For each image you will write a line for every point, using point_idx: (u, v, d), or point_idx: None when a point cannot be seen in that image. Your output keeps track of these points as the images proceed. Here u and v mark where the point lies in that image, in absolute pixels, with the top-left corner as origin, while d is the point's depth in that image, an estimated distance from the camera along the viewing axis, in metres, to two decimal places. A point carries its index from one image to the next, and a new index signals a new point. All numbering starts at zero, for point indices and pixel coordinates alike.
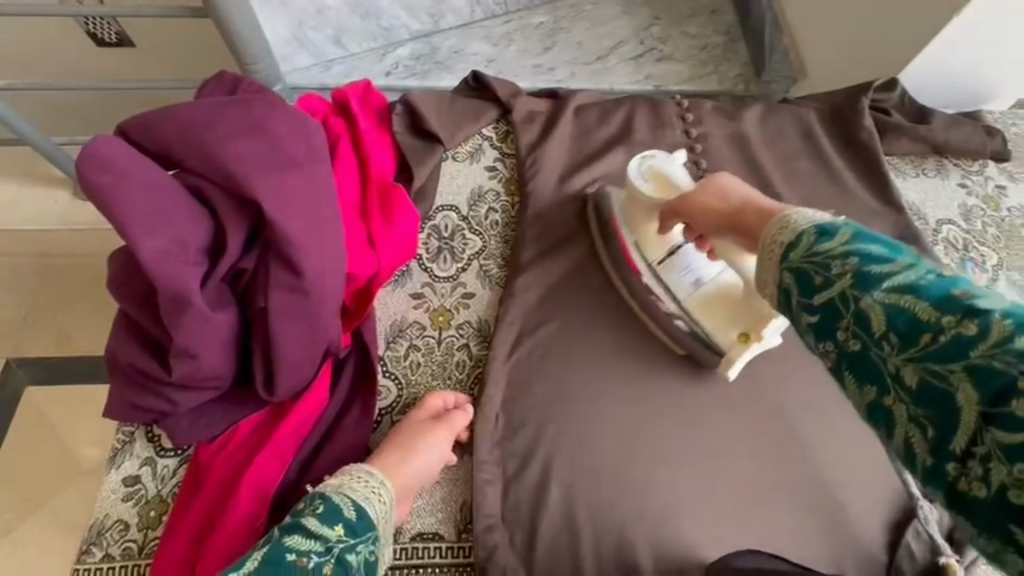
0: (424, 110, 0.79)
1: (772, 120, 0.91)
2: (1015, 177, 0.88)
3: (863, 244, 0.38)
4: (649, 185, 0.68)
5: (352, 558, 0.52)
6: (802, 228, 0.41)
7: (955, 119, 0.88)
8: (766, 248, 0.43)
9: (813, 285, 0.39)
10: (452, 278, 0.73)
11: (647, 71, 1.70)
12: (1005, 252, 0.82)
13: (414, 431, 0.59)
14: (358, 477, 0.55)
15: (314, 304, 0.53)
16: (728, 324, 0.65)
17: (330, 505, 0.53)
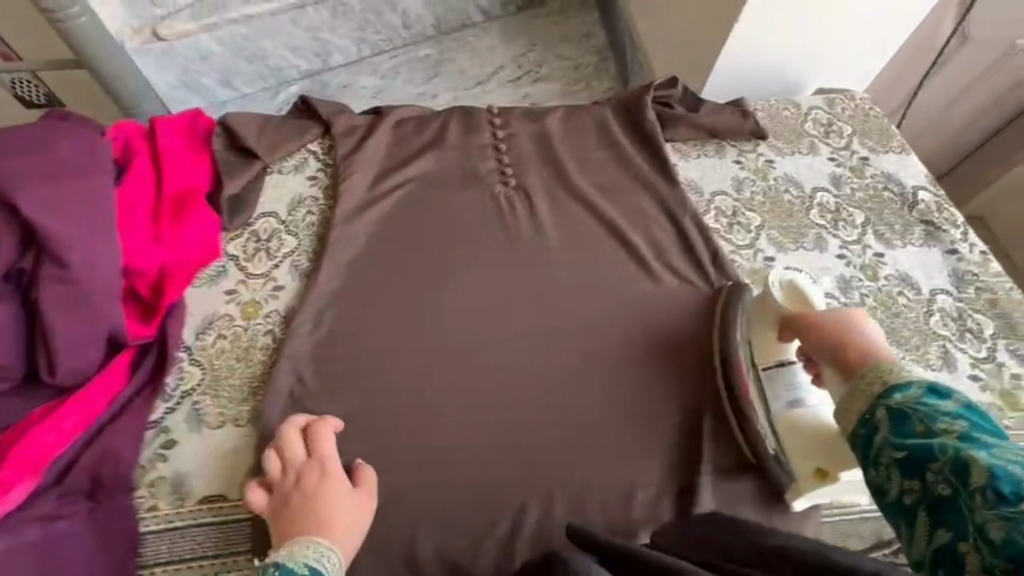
0: (240, 130, 0.88)
1: (573, 120, 1.03)
2: (780, 151, 1.02)
3: (973, 407, 0.46)
4: (785, 299, 0.75)
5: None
6: (895, 384, 0.51)
7: (720, 107, 1.02)
8: (864, 379, 0.54)
9: (915, 432, 0.46)
10: (264, 274, 0.81)
11: (524, 92, 1.84)
12: (769, 214, 0.94)
13: (330, 490, 0.60)
14: (305, 544, 0.54)
15: (84, 292, 0.64)
16: (806, 457, 0.71)
17: (283, 569, 0.51)
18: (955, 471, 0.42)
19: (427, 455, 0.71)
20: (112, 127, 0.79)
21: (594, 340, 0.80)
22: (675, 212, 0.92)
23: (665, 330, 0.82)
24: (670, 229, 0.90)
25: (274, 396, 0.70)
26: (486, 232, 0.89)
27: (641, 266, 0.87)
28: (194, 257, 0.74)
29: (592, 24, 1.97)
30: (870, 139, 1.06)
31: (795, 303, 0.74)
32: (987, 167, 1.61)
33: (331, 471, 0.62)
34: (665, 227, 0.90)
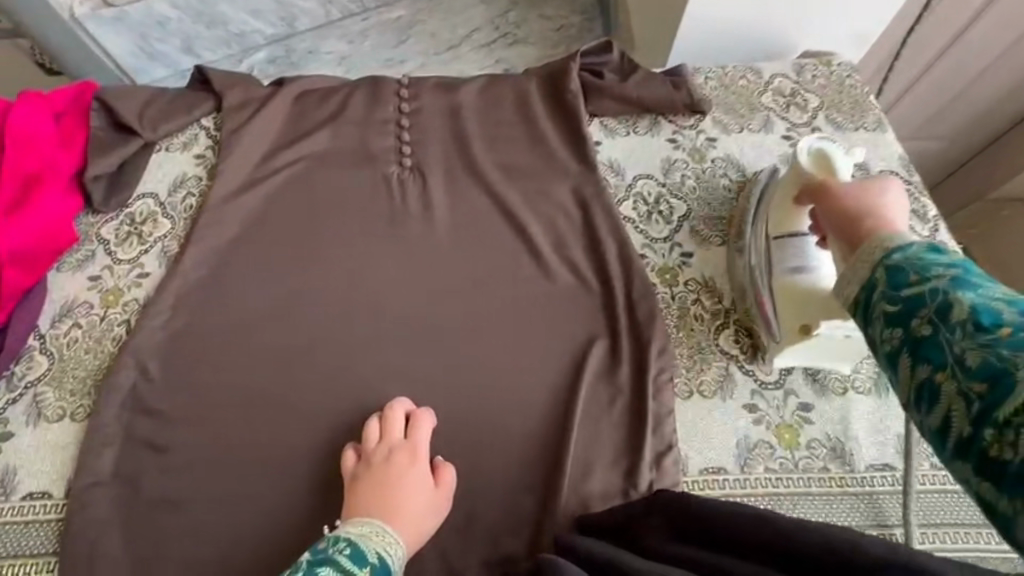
0: (117, 104, 0.83)
1: (490, 91, 0.92)
2: (726, 127, 0.88)
3: (947, 258, 0.43)
4: (813, 164, 0.68)
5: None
6: (893, 245, 0.46)
7: (657, 77, 0.88)
8: (867, 250, 0.47)
9: (905, 283, 0.43)
10: (132, 260, 0.78)
11: (498, 57, 1.71)
12: (698, 203, 0.82)
13: (412, 484, 0.61)
14: (377, 531, 0.57)
15: None
16: (792, 314, 0.66)
17: (356, 550, 0.54)
18: (942, 312, 0.39)
19: (267, 460, 0.66)
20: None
21: (469, 341, 0.73)
22: (585, 198, 0.81)
23: (550, 332, 0.73)
24: (575, 217, 0.80)
25: (113, 391, 0.67)
26: (372, 218, 0.82)
27: (535, 259, 0.78)
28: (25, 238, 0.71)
29: None
30: (839, 115, 0.90)
31: (822, 168, 0.67)
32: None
33: (414, 452, 0.63)
34: (570, 215, 0.80)
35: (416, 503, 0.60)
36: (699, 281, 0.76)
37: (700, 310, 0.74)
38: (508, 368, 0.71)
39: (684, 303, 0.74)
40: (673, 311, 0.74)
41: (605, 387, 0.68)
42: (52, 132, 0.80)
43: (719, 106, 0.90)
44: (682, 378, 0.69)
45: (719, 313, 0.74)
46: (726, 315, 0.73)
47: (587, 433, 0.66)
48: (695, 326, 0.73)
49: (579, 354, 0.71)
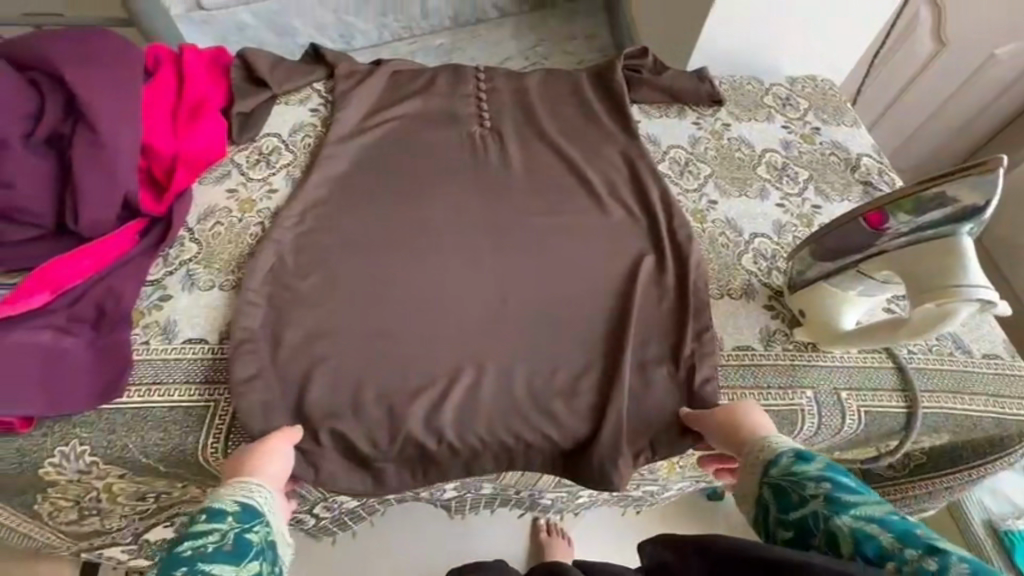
0: (255, 63, 1.02)
1: (551, 81, 1.14)
2: (738, 118, 1.11)
3: (821, 471, 0.62)
4: (924, 309, 0.67)
5: (251, 536, 0.59)
6: (772, 457, 0.67)
7: (685, 75, 1.12)
8: (752, 462, 0.68)
9: (791, 504, 0.62)
10: (263, 180, 0.93)
11: None
12: (720, 168, 1.03)
13: (250, 451, 0.68)
14: (235, 486, 0.63)
15: (110, 156, 0.74)
16: (806, 302, 0.79)
17: (212, 510, 0.59)
18: (830, 538, 0.57)
19: (380, 327, 0.79)
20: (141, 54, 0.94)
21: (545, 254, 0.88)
22: (632, 159, 1.01)
23: (609, 249, 0.89)
24: (623, 171, 1.00)
25: (255, 269, 0.81)
26: (458, 162, 1.00)
27: (593, 197, 0.96)
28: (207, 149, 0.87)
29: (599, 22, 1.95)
30: (824, 113, 1.15)
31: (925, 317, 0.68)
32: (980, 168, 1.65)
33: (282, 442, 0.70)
34: (619, 169, 1.00)
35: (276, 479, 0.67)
36: (723, 221, 0.95)
37: (726, 241, 0.93)
38: (578, 271, 0.87)
39: (713, 235, 0.93)
40: (705, 240, 0.93)
41: (655, 288, 0.85)
42: (207, 77, 0.98)
43: (732, 102, 1.13)
44: (716, 286, 0.87)
45: (741, 243, 0.93)
46: (745, 245, 0.92)
47: (642, 320, 0.83)
48: (722, 251, 0.91)
49: (636, 266, 0.88)
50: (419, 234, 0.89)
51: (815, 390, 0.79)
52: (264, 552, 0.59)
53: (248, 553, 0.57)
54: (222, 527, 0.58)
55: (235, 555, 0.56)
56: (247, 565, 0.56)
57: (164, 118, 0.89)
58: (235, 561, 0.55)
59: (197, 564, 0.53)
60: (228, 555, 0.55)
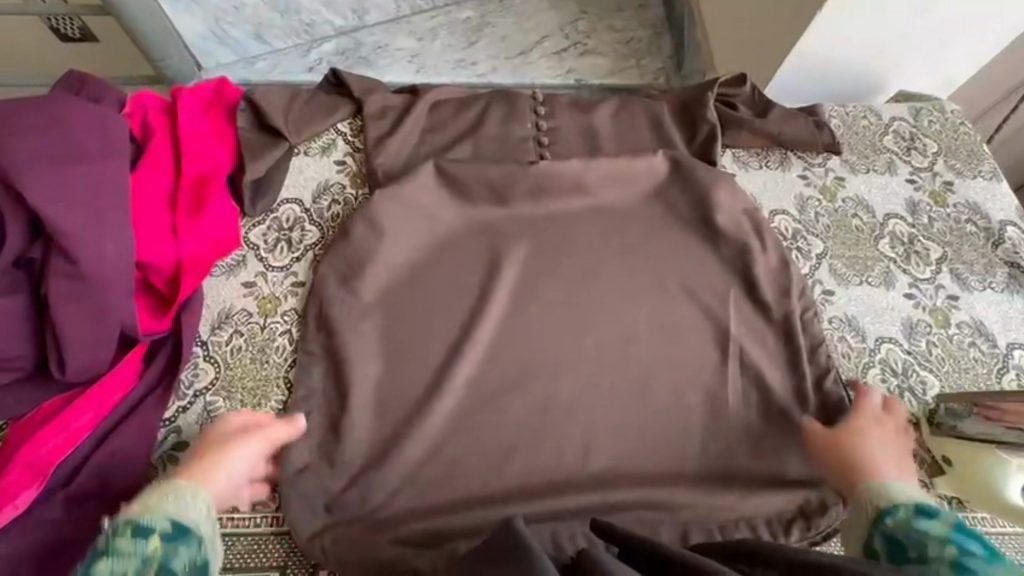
0: (267, 104, 0.82)
1: (624, 114, 0.93)
2: (853, 168, 0.91)
3: (962, 539, 0.49)
4: None
5: (177, 563, 0.49)
6: (920, 508, 0.52)
7: (792, 114, 0.91)
8: (860, 507, 0.56)
9: (909, 559, 0.50)
10: (285, 267, 0.76)
11: (569, 65, 1.46)
12: (834, 241, 0.85)
13: (218, 441, 0.60)
14: (163, 496, 0.53)
15: (95, 287, 0.61)
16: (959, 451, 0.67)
17: (110, 548, 0.49)
18: None
19: (440, 473, 0.66)
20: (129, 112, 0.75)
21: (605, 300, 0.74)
22: (743, 226, 0.80)
23: (711, 363, 0.73)
24: (732, 242, 0.80)
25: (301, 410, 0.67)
26: (520, 234, 0.80)
27: (693, 291, 0.77)
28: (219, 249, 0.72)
29: None
30: (956, 161, 0.94)
31: None
32: None
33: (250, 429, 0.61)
34: (729, 246, 0.80)
35: (224, 480, 0.58)
36: (843, 319, 0.79)
37: (846, 349, 0.77)
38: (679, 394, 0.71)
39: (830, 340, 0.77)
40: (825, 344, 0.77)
41: (764, 420, 0.71)
42: (215, 133, 0.79)
43: (846, 145, 0.93)
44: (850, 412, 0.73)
45: (866, 352, 0.77)
46: (870, 354, 0.76)
47: (755, 462, 0.68)
48: (844, 366, 0.76)
49: (746, 387, 0.72)
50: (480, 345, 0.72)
51: None
52: None
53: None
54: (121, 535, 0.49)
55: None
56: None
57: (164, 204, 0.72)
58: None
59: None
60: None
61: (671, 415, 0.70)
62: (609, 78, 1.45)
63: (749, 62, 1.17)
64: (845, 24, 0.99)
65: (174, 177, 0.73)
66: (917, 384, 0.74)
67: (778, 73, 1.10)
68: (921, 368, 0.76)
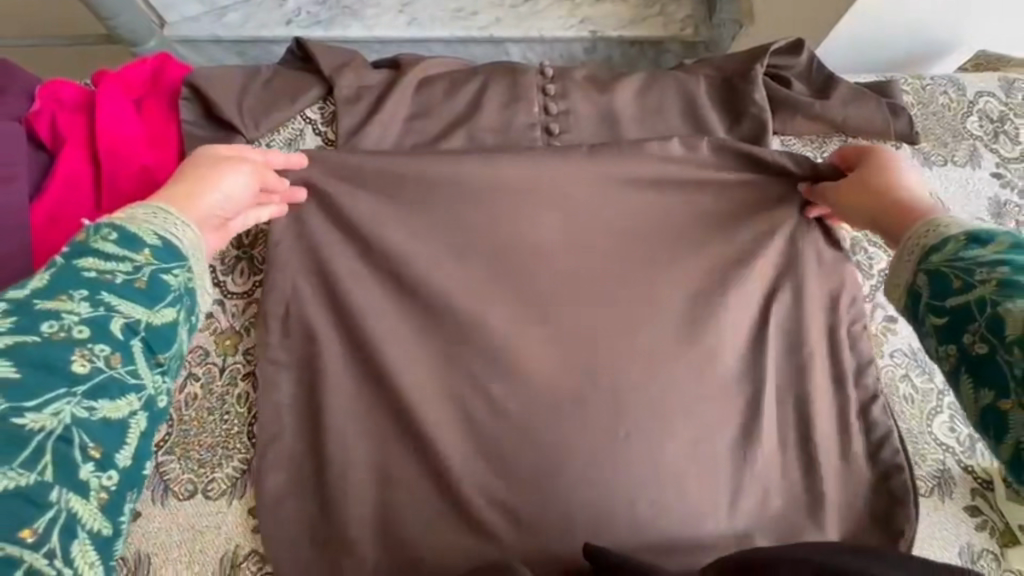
0: (213, 91, 0.67)
1: (652, 92, 0.76)
2: (929, 159, 0.75)
3: (995, 246, 0.42)
4: None
5: (169, 279, 0.45)
6: (971, 234, 0.44)
7: (859, 92, 0.74)
8: (909, 249, 0.48)
9: (951, 289, 0.42)
10: (245, 295, 0.65)
11: (583, 16, 1.26)
12: None
13: (211, 163, 0.55)
14: (150, 212, 0.48)
15: None
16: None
17: (124, 232, 0.45)
18: (992, 329, 0.39)
19: (431, 545, 0.57)
20: (32, 113, 0.61)
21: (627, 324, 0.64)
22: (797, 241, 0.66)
23: (750, 412, 0.62)
24: (780, 261, 0.65)
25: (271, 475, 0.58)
26: (524, 250, 0.66)
27: (733, 323, 0.64)
28: None
29: None
30: None
31: None
32: None
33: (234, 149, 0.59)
34: (778, 265, 0.65)
35: (218, 193, 0.54)
36: (908, 353, 0.66)
37: (910, 390, 0.65)
38: (711, 452, 0.60)
39: (891, 379, 0.65)
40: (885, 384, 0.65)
41: (809, 478, 0.60)
42: (142, 130, 0.64)
43: (922, 130, 0.76)
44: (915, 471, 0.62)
45: (933, 394, 0.65)
46: (938, 396, 0.65)
47: (794, 532, 0.59)
48: (907, 410, 0.64)
49: (791, 439, 0.61)
50: None
51: None
52: (185, 298, 0.46)
53: (72, 488, 0.37)
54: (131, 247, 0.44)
55: (105, 441, 0.39)
56: (102, 347, 0.40)
57: (77, 231, 0.59)
58: (147, 303, 0.43)
59: (98, 295, 0.41)
60: (96, 321, 0.40)
61: (700, 478, 0.60)
62: (630, 33, 1.25)
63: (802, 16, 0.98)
64: None
65: (95, 194, 0.61)
66: None
67: (836, 29, 0.92)
68: None
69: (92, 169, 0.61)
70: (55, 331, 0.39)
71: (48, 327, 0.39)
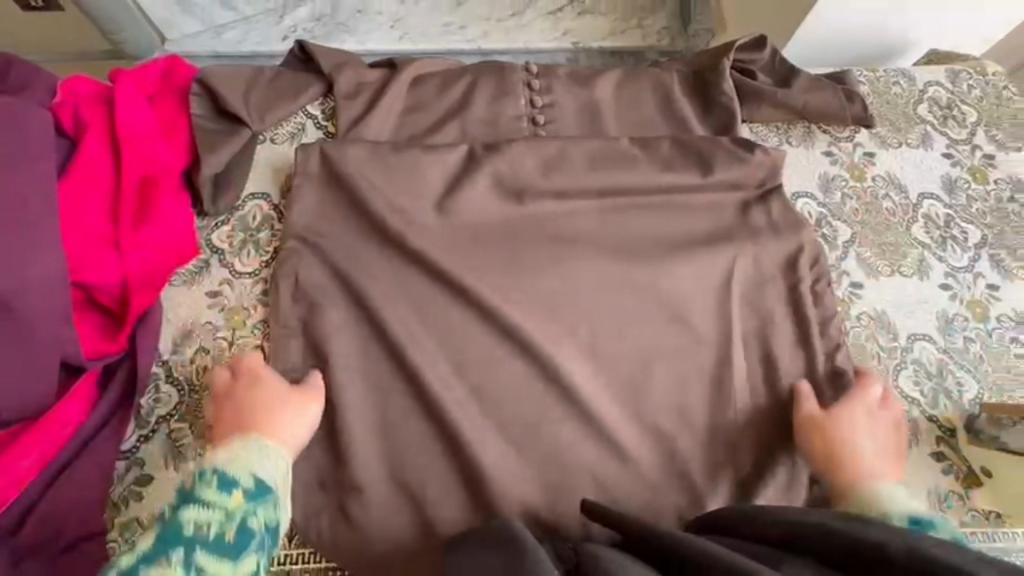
0: (222, 88, 0.72)
1: (630, 86, 0.83)
2: (885, 142, 0.82)
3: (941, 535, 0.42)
4: None
5: (255, 522, 0.51)
6: (915, 516, 0.53)
7: (818, 82, 0.81)
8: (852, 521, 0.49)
9: None
10: (253, 273, 0.68)
11: (565, 27, 1.34)
12: (862, 225, 0.77)
13: (253, 392, 0.59)
14: (247, 447, 0.54)
15: (23, 315, 0.53)
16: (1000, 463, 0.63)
17: (224, 475, 0.52)
18: None
19: (436, 496, 0.62)
20: (56, 104, 0.65)
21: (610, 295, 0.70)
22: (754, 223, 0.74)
23: (724, 372, 0.68)
24: (741, 239, 0.73)
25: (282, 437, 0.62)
26: (514, 229, 0.71)
27: (706, 293, 0.71)
28: (170, 257, 0.63)
29: None
30: (999, 131, 0.84)
31: None
32: None
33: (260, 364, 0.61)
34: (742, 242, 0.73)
35: (290, 420, 0.59)
36: (872, 315, 0.72)
37: (876, 349, 0.70)
38: (689, 408, 0.66)
39: (858, 339, 0.71)
40: (850, 344, 0.70)
41: (775, 426, 0.67)
42: (156, 122, 0.69)
43: (877, 116, 0.83)
44: None
45: (897, 352, 0.70)
46: (901, 353, 0.70)
47: (769, 479, 0.64)
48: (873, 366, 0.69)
49: (758, 394, 0.68)
50: (474, 355, 0.66)
51: None
52: (265, 538, 0.51)
53: None
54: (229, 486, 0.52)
55: None
56: None
57: (99, 208, 0.62)
58: (233, 557, 0.49)
59: (193, 558, 0.48)
60: (188, 562, 0.48)
61: (681, 432, 0.65)
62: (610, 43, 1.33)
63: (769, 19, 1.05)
64: None
65: (114, 177, 0.64)
66: (953, 386, 0.68)
67: (800, 30, 0.99)
68: (958, 368, 0.69)
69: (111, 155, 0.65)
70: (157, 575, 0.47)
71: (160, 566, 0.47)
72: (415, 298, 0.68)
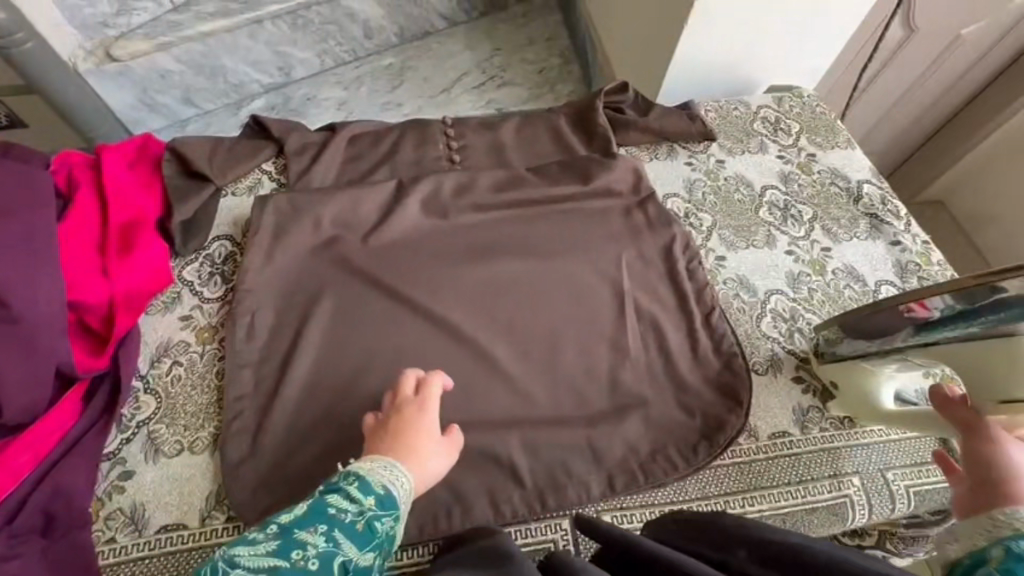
0: (189, 152, 0.87)
1: (528, 127, 1.03)
2: (730, 151, 1.04)
3: None
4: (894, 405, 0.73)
5: (380, 526, 0.59)
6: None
7: (671, 111, 1.04)
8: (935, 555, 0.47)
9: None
10: (219, 298, 0.81)
11: (489, 98, 1.58)
12: (720, 214, 0.96)
13: (413, 419, 0.68)
14: (383, 463, 0.63)
15: (29, 333, 0.65)
16: (837, 372, 0.77)
17: (365, 483, 0.61)
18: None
19: None
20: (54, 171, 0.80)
21: (523, 286, 0.85)
22: (635, 218, 0.92)
23: (621, 334, 0.82)
24: (625, 231, 0.90)
25: (241, 429, 0.70)
26: (440, 243, 0.87)
27: (602, 276, 0.86)
28: (149, 287, 0.75)
29: (555, 26, 1.70)
30: (817, 137, 1.08)
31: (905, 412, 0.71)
32: (960, 132, 1.52)
33: (424, 405, 0.69)
34: (625, 234, 0.90)
35: (433, 454, 0.67)
36: (735, 279, 0.89)
37: (741, 304, 0.87)
38: (597, 366, 0.79)
39: (726, 298, 0.87)
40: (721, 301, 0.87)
41: (670, 374, 0.79)
42: (136, 183, 0.84)
43: (722, 133, 1.06)
44: (754, 357, 0.82)
45: (758, 305, 0.87)
46: (761, 305, 0.87)
47: (668, 417, 0.76)
48: (741, 317, 0.85)
49: (653, 351, 0.81)
50: (412, 343, 0.78)
51: (860, 476, 0.75)
52: (380, 548, 0.58)
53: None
54: (367, 496, 0.60)
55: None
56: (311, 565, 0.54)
57: (88, 250, 0.75)
58: (360, 545, 0.57)
59: (332, 532, 0.56)
60: (324, 557, 0.54)
61: (591, 387, 0.78)
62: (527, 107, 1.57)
63: (642, 76, 1.32)
64: (706, 36, 1.15)
65: (102, 226, 0.78)
66: (804, 326, 0.85)
67: (665, 82, 1.25)
68: (807, 311, 0.86)
69: (100, 209, 0.79)
70: (299, 559, 0.53)
71: (302, 540, 0.55)
72: (357, 303, 0.80)
